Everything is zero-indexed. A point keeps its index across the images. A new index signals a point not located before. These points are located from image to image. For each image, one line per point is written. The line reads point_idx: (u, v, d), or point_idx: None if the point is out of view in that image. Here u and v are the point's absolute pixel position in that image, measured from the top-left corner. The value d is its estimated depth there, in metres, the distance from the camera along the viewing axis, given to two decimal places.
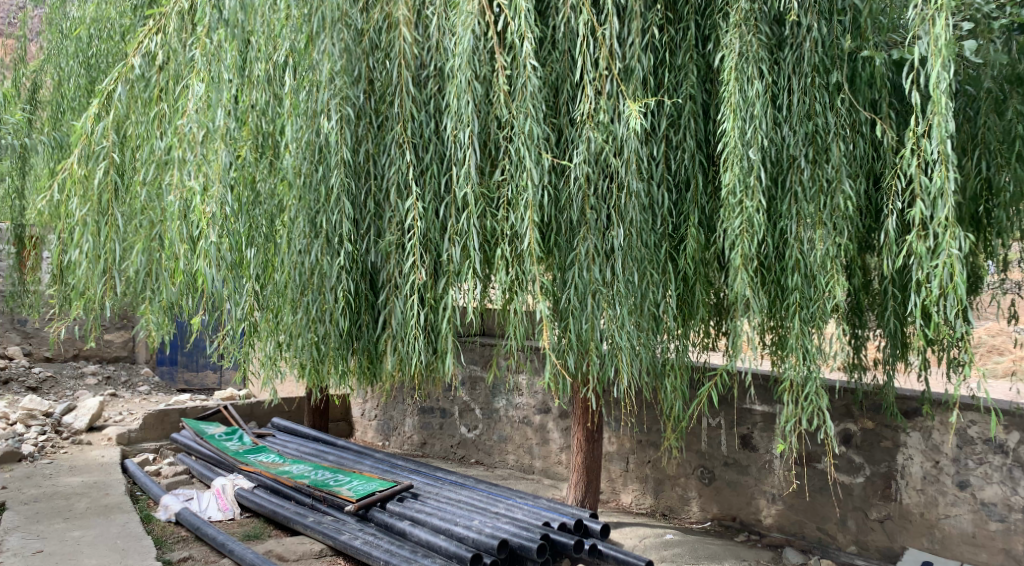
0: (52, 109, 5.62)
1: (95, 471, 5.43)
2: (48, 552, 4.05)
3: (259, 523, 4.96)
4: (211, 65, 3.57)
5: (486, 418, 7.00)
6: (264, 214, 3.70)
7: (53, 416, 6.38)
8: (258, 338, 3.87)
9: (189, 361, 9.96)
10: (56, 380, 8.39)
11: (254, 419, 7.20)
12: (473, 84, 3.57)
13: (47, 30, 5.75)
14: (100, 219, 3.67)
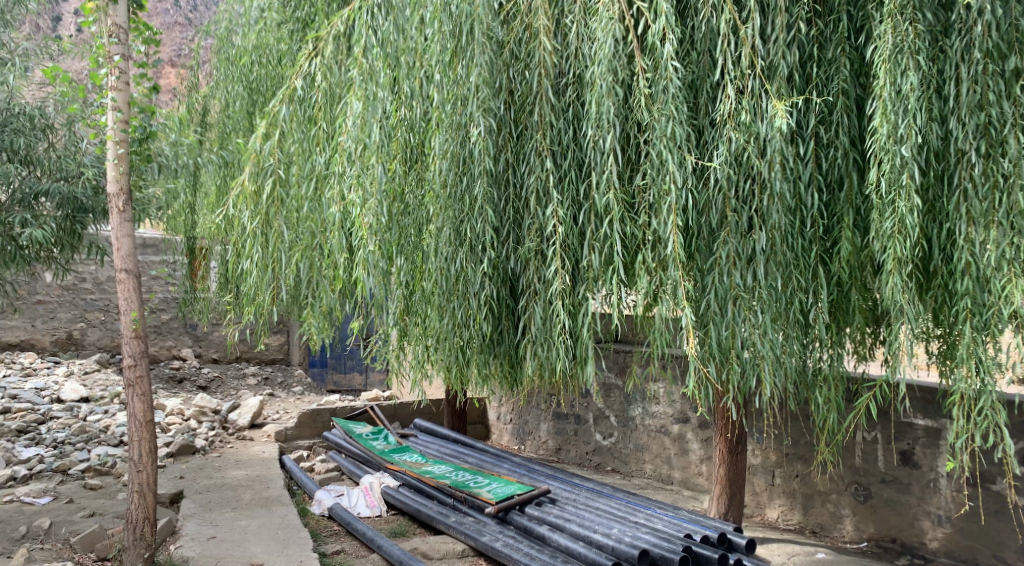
0: (220, 131, 6.13)
1: (257, 465, 5.86)
2: (220, 538, 4.41)
3: (405, 521, 5.16)
4: (367, 84, 3.85)
5: (622, 426, 6.95)
6: (413, 222, 3.90)
7: (221, 413, 6.97)
8: (408, 341, 4.04)
9: (338, 362, 10.43)
10: (222, 379, 9.14)
11: (397, 420, 7.48)
12: (614, 89, 3.55)
13: (216, 59, 6.31)
14: (267, 230, 4.09)
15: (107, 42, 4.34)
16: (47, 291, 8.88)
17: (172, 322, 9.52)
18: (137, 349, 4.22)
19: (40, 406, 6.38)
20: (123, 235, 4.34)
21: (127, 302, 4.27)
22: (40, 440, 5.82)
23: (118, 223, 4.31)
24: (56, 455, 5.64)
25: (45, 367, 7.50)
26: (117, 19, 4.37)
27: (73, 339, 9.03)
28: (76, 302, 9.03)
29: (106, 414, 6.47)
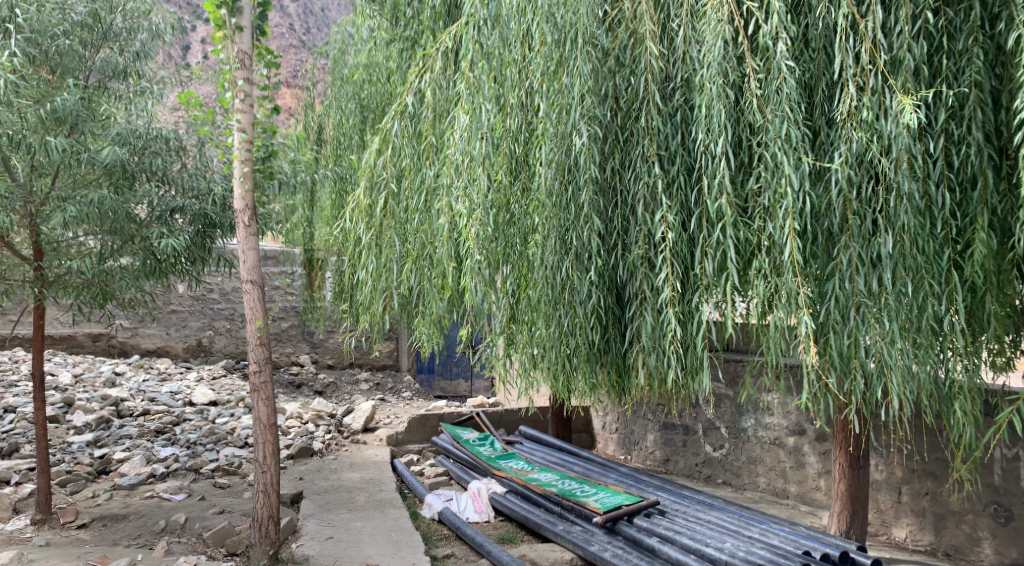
0: (334, 148, 6.44)
1: (371, 468, 6.07)
2: (338, 538, 4.60)
3: (513, 527, 5.20)
4: (474, 97, 3.94)
5: (733, 438, 6.74)
6: (518, 232, 3.95)
7: (336, 417, 7.27)
8: (515, 349, 4.08)
9: (444, 370, 10.73)
10: (337, 384, 9.53)
11: (502, 426, 7.53)
12: (725, 91, 3.47)
13: (330, 79, 6.64)
14: (380, 242, 4.23)
15: (233, 67, 4.74)
16: (179, 302, 9.54)
17: (290, 330, 10.03)
18: (261, 355, 4.49)
19: (174, 409, 6.86)
20: (248, 248, 4.68)
21: (252, 311, 4.55)
22: (175, 440, 6.25)
23: (244, 236, 4.65)
24: (189, 455, 6.04)
25: (178, 372, 8.06)
26: (242, 45, 4.74)
27: (203, 346, 9.65)
28: (205, 312, 9.66)
29: (232, 417, 6.88)
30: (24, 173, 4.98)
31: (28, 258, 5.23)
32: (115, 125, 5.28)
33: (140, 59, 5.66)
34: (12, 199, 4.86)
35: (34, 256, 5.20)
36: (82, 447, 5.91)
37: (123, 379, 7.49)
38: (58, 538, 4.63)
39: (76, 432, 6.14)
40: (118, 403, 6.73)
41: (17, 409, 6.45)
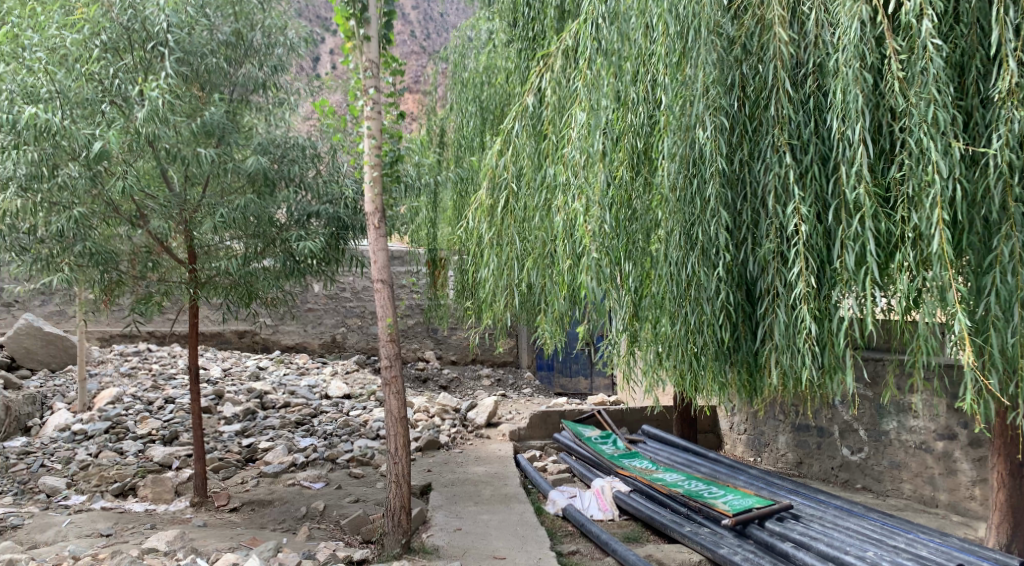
0: (455, 150, 6.58)
1: (495, 462, 6.19)
2: (466, 530, 4.74)
3: (638, 526, 5.14)
4: (592, 94, 3.97)
5: (873, 441, 6.36)
6: (640, 229, 3.88)
7: (461, 412, 7.46)
8: (639, 347, 4.00)
9: (563, 366, 10.96)
10: (460, 380, 9.80)
11: (625, 425, 7.45)
12: (863, 75, 3.28)
13: (451, 82, 6.80)
14: (502, 242, 4.30)
15: (363, 77, 4.97)
16: (315, 300, 10.10)
17: (416, 327, 10.38)
18: (392, 351, 4.71)
19: (312, 401, 7.27)
20: (378, 249, 4.90)
21: (382, 309, 4.79)
22: (313, 431, 6.63)
23: (374, 238, 4.88)
24: (326, 446, 6.37)
25: (315, 367, 8.53)
26: (369, 55, 5.02)
27: (337, 342, 10.15)
28: (338, 309, 10.17)
29: (364, 410, 7.20)
30: (180, 183, 5.46)
31: (184, 261, 5.76)
32: (256, 136, 5.74)
33: (278, 72, 6.03)
34: (168, 206, 5.33)
35: (189, 260, 5.72)
36: (232, 436, 6.38)
37: (266, 373, 8.03)
38: (213, 519, 5.06)
39: (226, 422, 6.64)
40: (262, 396, 7.20)
41: (176, 399, 7.05)
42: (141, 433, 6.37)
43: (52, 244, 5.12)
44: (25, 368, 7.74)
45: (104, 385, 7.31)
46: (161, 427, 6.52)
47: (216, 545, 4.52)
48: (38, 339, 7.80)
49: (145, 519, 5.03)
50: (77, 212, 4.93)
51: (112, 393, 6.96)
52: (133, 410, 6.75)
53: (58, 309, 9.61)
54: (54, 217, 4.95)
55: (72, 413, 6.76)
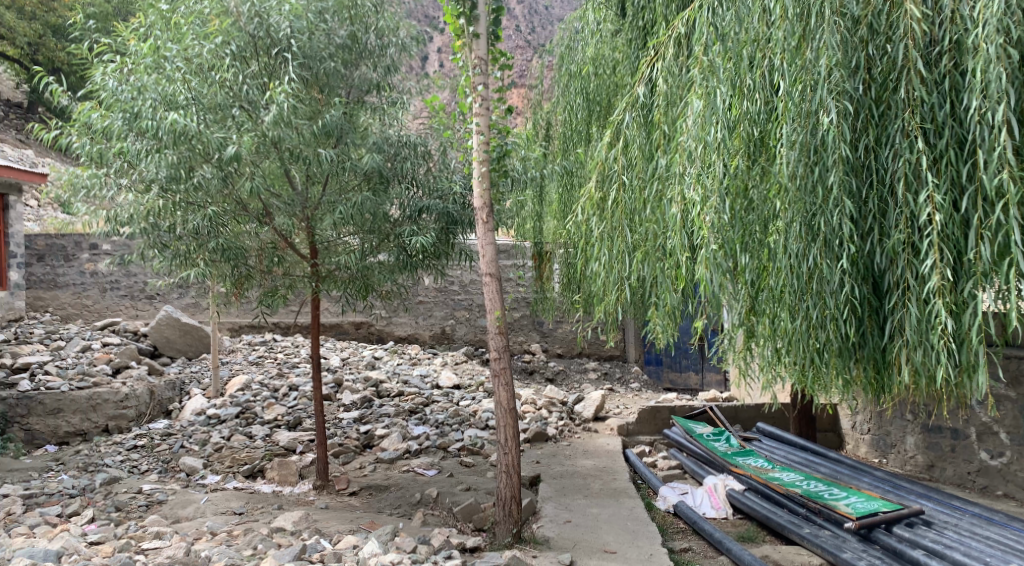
0: (562, 143, 6.55)
1: (604, 456, 6.17)
2: (576, 523, 4.76)
3: (754, 526, 5.00)
4: (708, 81, 3.90)
5: (1017, 445, 5.90)
6: (757, 219, 3.73)
7: (568, 405, 7.49)
8: (756, 342, 3.85)
9: (675, 362, 10.35)
10: (566, 372, 9.89)
11: (738, 422, 7.24)
12: (1007, 51, 3.08)
13: (558, 75, 6.78)
14: (614, 233, 4.26)
15: (472, 74, 5.09)
16: (425, 293, 10.37)
17: (523, 319, 10.50)
18: (501, 343, 4.83)
19: (424, 391, 7.48)
20: (486, 243, 5.03)
21: (491, 301, 4.89)
22: (425, 420, 6.82)
23: (482, 232, 5.01)
24: (438, 434, 6.54)
25: (426, 358, 8.77)
26: (478, 52, 5.12)
27: (446, 334, 10.38)
28: (447, 302, 10.40)
29: (474, 400, 7.33)
30: (302, 182, 5.75)
31: (307, 256, 6.12)
32: (372, 134, 5.86)
33: (391, 73, 6.21)
34: (292, 205, 5.76)
35: (311, 254, 6.07)
36: (350, 423, 6.69)
37: (381, 362, 8.34)
38: (335, 502, 5.34)
39: (345, 409, 6.97)
40: (378, 385, 7.48)
41: (299, 387, 7.41)
42: (268, 418, 6.76)
43: (190, 241, 5.51)
44: (166, 356, 8.37)
45: (234, 372, 7.85)
46: (286, 413, 6.88)
47: (338, 527, 4.76)
48: (176, 329, 8.40)
49: (273, 499, 5.36)
50: (212, 211, 5.32)
51: (242, 381, 7.44)
52: (260, 396, 7.17)
53: (193, 301, 10.33)
54: (191, 216, 5.34)
55: (207, 398, 7.27)
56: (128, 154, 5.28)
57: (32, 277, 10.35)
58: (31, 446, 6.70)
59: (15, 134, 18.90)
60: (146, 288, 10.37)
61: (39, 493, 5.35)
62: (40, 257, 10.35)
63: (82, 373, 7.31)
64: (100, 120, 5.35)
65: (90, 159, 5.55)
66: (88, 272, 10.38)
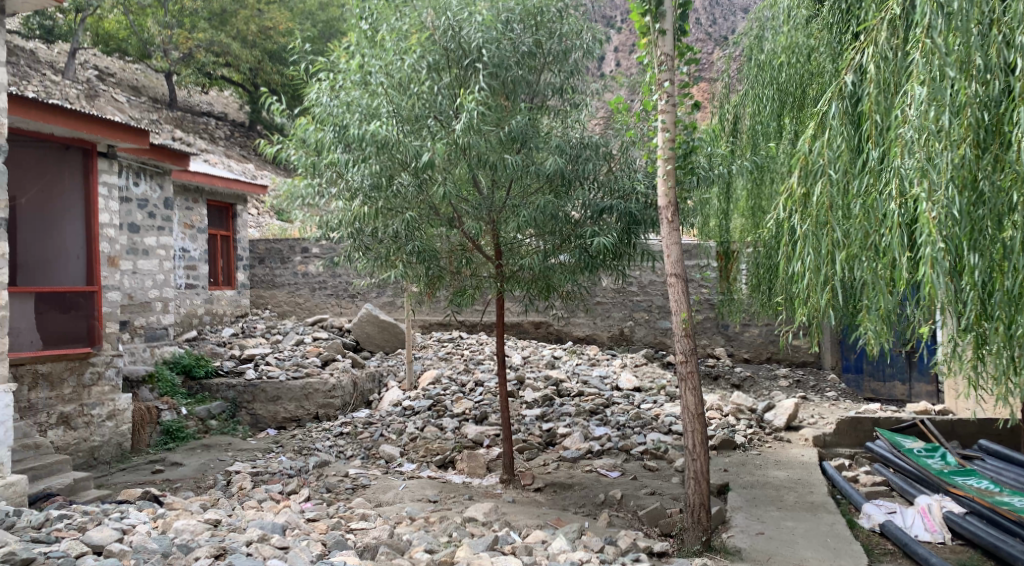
0: (751, 137, 6.30)
1: (798, 468, 5.84)
2: (770, 535, 4.55)
3: (977, 554, 4.51)
4: (931, 65, 3.48)
5: None
6: (989, 214, 3.34)
7: (757, 412, 7.18)
8: (988, 350, 3.44)
9: (877, 370, 9.72)
10: (754, 379, 9.48)
11: (955, 438, 6.54)
12: None
13: (746, 67, 6.52)
14: (819, 231, 3.98)
15: (658, 71, 5.03)
16: (604, 294, 10.39)
17: (705, 322, 10.22)
18: (687, 345, 4.74)
19: (605, 392, 7.48)
20: (672, 242, 4.94)
21: (677, 303, 4.81)
22: (607, 421, 6.82)
23: (668, 232, 4.94)
24: (620, 436, 6.51)
25: (606, 358, 8.78)
26: (664, 48, 5.04)
27: (625, 335, 10.34)
28: (626, 303, 10.33)
29: (655, 404, 7.22)
30: (488, 186, 5.95)
31: (492, 258, 6.37)
32: (555, 137, 5.92)
33: (575, 76, 6.27)
34: (479, 209, 5.96)
35: (496, 256, 6.33)
36: (533, 420, 6.85)
37: (561, 362, 8.45)
38: (522, 497, 5.51)
39: (527, 406, 7.16)
40: (558, 384, 7.59)
41: (485, 383, 7.68)
42: (457, 412, 7.08)
43: (389, 244, 5.93)
44: (366, 349, 9.03)
45: (426, 367, 8.32)
46: (473, 407, 7.15)
47: (526, 522, 4.90)
48: (375, 325, 9.03)
49: (463, 490, 5.63)
50: (409, 216, 5.71)
51: (433, 375, 7.87)
52: (450, 390, 7.53)
53: (389, 300, 11.06)
54: (391, 221, 5.76)
55: (402, 390, 7.77)
56: (338, 165, 5.76)
57: (254, 278, 11.60)
58: (255, 428, 7.52)
59: (240, 150, 21.21)
60: (348, 288, 11.24)
61: (264, 471, 5.99)
62: (261, 260, 11.56)
63: (297, 365, 8.10)
64: (315, 134, 5.92)
65: (305, 170, 6.07)
66: (300, 273, 11.45)
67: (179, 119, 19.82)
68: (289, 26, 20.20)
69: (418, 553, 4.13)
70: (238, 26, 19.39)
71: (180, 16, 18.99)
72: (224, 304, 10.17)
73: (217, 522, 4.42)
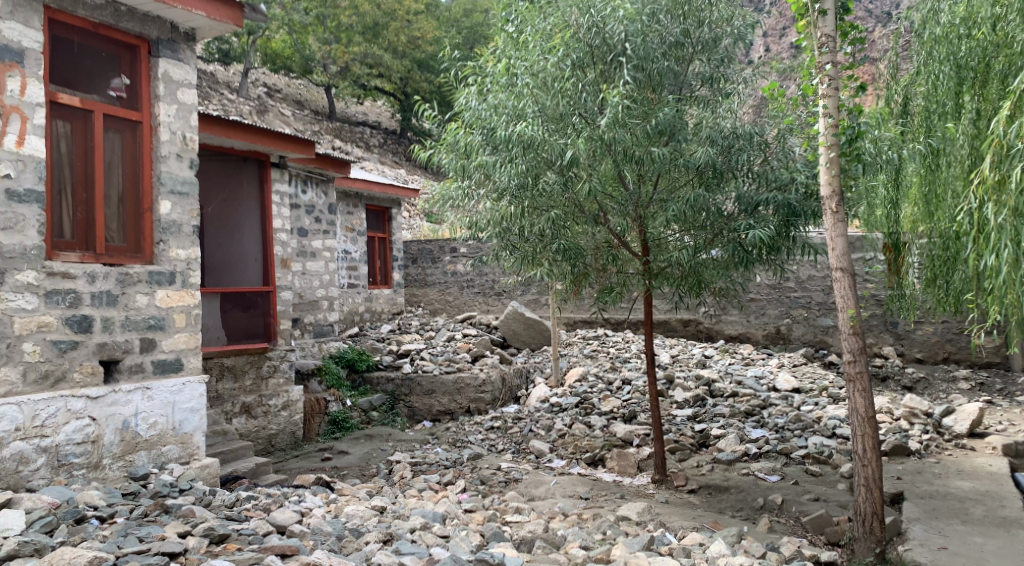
0: (923, 117, 5.78)
1: (985, 479, 5.32)
2: (953, 551, 4.18)
3: None
4: None
5: None
6: None
7: (933, 417, 6.61)
8: None
9: None
10: (929, 381, 8.78)
11: None
12: None
13: (916, 43, 6.01)
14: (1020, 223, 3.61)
15: (818, 53, 4.75)
16: (758, 290, 10.00)
17: (872, 320, 9.62)
18: (856, 344, 4.46)
19: (760, 393, 7.16)
20: (837, 235, 4.66)
21: (843, 299, 4.55)
22: (764, 423, 6.54)
23: (832, 224, 4.66)
24: (779, 439, 6.22)
25: (761, 358, 8.41)
26: (825, 29, 4.75)
27: (782, 334, 9.85)
28: (782, 300, 9.86)
29: (817, 406, 6.84)
30: (634, 182, 5.86)
31: (640, 255, 6.28)
32: (706, 128, 5.75)
33: (726, 64, 6.03)
34: (626, 205, 5.91)
35: (643, 252, 6.24)
36: (684, 421, 6.73)
37: (712, 361, 8.21)
38: (675, 498, 5.41)
39: (678, 406, 7.02)
40: (710, 383, 7.36)
41: (632, 381, 7.58)
42: (605, 410, 7.05)
43: (536, 242, 6.01)
44: (514, 346, 9.21)
45: (573, 364, 8.37)
46: (621, 406, 7.09)
47: (681, 523, 4.80)
48: (521, 323, 9.19)
49: (614, 488, 5.60)
50: (554, 214, 5.74)
51: (580, 372, 7.91)
52: (597, 388, 7.53)
53: (535, 297, 11.20)
54: (537, 220, 5.83)
55: (550, 387, 7.87)
56: (486, 166, 5.90)
57: (409, 277, 12.16)
58: (412, 420, 7.89)
59: (392, 157, 22.29)
60: (495, 286, 11.50)
61: (422, 462, 6.26)
62: (415, 260, 12.09)
63: (449, 359, 8.37)
64: (464, 137, 6.08)
65: (456, 173, 6.27)
66: (450, 272, 11.86)
67: (338, 129, 21.12)
68: (436, 34, 20.98)
69: (574, 549, 4.14)
70: (389, 37, 20.36)
71: (338, 32, 20.22)
72: (382, 302, 10.72)
73: (383, 509, 4.67)
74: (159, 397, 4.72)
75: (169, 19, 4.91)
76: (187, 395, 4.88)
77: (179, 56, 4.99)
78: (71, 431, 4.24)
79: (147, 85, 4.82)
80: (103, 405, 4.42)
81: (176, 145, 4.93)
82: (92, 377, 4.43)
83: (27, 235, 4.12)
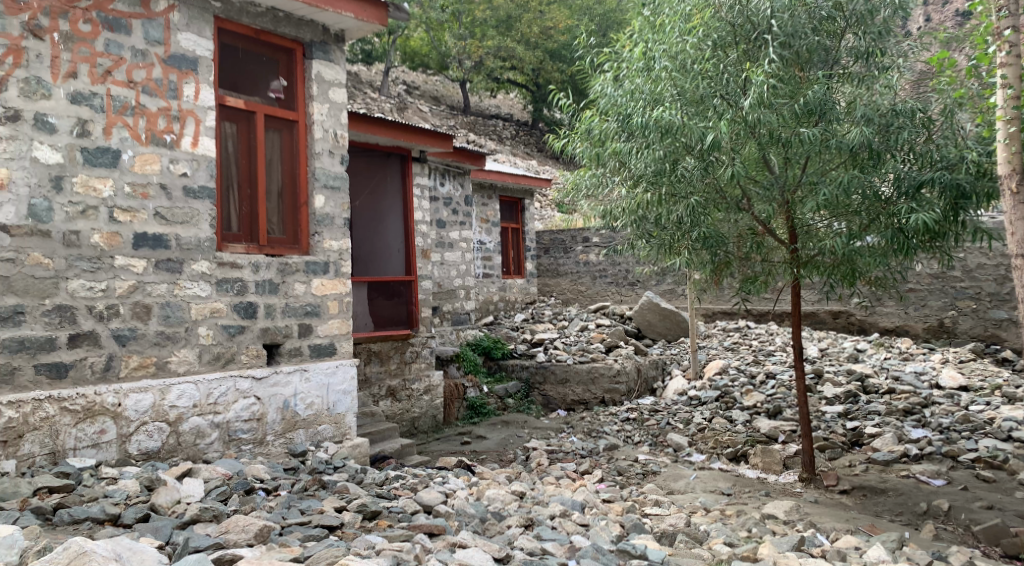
0: None
1: None
2: None
3: None
4: None
5: None
6: None
7: None
8: None
9: None
10: None
11: None
12: None
13: None
14: None
15: (997, 18, 4.30)
16: (917, 280, 9.30)
17: None
18: None
19: (921, 391, 6.64)
20: (1016, 218, 4.25)
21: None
22: (925, 423, 6.07)
23: (1011, 207, 4.24)
24: (944, 440, 5.75)
25: (921, 353, 7.79)
26: None
27: (945, 327, 9.10)
28: (946, 291, 9.09)
29: (988, 406, 6.26)
30: (779, 165, 5.59)
31: (786, 242, 5.95)
32: (860, 105, 5.39)
33: (885, 36, 5.59)
34: (771, 189, 5.59)
35: (790, 239, 5.90)
36: (835, 418, 6.35)
37: (865, 356, 7.71)
38: (825, 498, 5.13)
39: (828, 403, 6.64)
40: (864, 379, 6.92)
41: (776, 375, 7.25)
42: (747, 405, 6.78)
43: (673, 231, 5.84)
44: (649, 337, 9.06)
45: (711, 357, 8.13)
46: (765, 400, 6.78)
47: (834, 525, 4.55)
48: (657, 314, 9.02)
49: (758, 485, 5.39)
50: (694, 200, 5.55)
51: (720, 365, 7.66)
52: (738, 382, 7.26)
53: (670, 288, 10.96)
54: (675, 207, 5.66)
55: (687, 379, 7.70)
56: (621, 153, 5.83)
57: (542, 267, 12.26)
58: (547, 408, 7.97)
59: (525, 149, 22.53)
60: (630, 276, 11.37)
61: (558, 450, 6.29)
62: (547, 250, 12.17)
63: (583, 349, 8.37)
64: (599, 125, 6.03)
65: (591, 161, 6.23)
66: (582, 262, 11.85)
67: (472, 123, 21.62)
68: (568, 24, 20.97)
69: (718, 545, 4.03)
70: (522, 29, 20.57)
71: (472, 27, 20.64)
72: (516, 292, 10.88)
73: (523, 494, 4.73)
74: (315, 379, 5.04)
75: (321, 22, 5.20)
76: (339, 376, 5.18)
77: (330, 57, 5.26)
78: (239, 409, 4.61)
79: (302, 85, 5.13)
80: (266, 385, 4.76)
81: (329, 142, 5.21)
82: (257, 359, 4.77)
83: (201, 228, 4.48)
